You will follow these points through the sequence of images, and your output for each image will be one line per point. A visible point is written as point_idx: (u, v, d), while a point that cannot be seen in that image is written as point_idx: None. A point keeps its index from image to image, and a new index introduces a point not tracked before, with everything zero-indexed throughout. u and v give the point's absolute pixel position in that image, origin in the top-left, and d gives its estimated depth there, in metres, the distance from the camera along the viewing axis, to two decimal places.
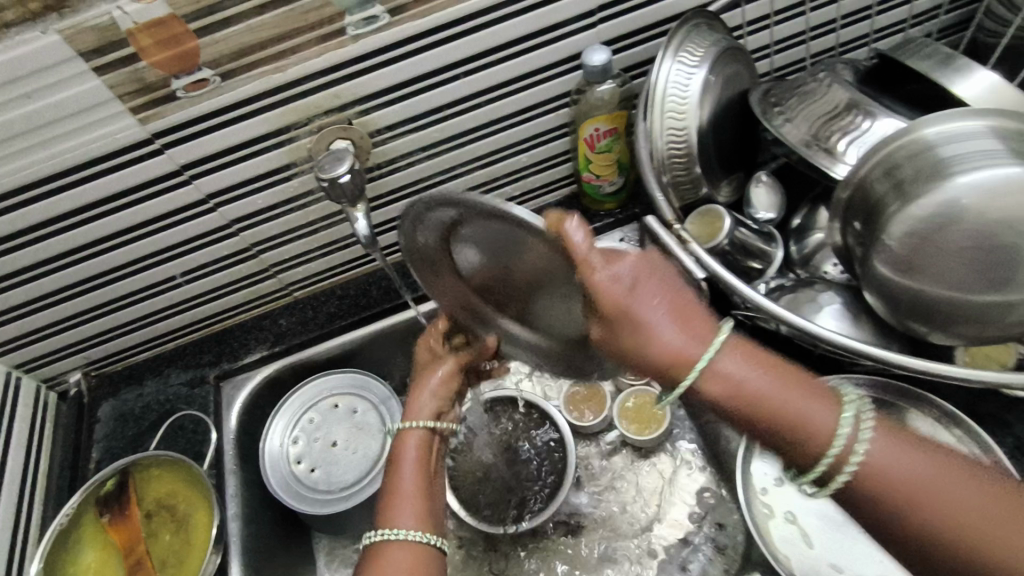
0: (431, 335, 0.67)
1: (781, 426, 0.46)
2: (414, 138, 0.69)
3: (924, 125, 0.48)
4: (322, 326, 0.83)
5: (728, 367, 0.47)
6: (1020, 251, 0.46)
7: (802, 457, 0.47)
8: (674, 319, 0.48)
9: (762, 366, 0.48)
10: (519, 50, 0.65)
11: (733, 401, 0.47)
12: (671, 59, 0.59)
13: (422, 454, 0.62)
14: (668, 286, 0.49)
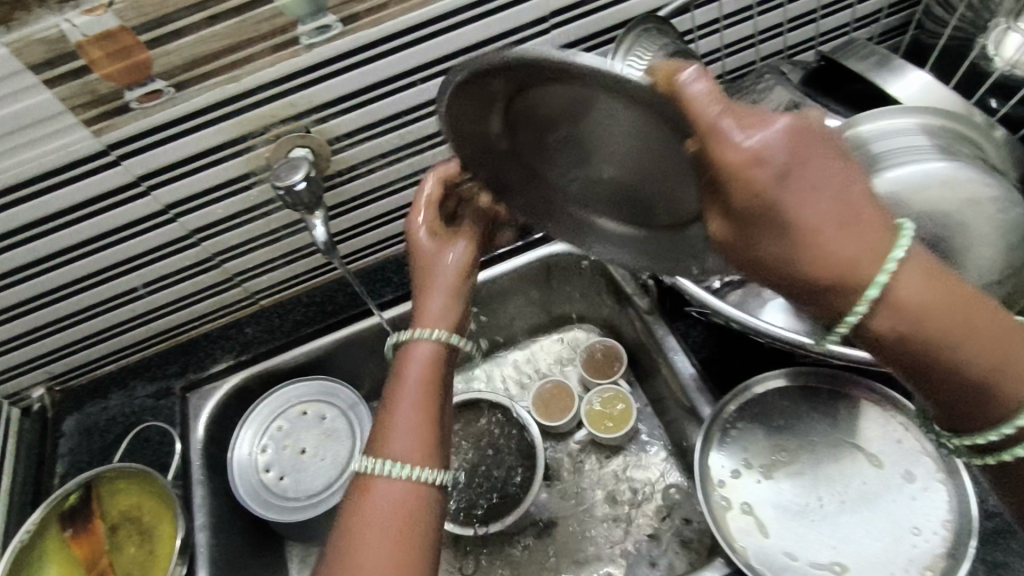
0: (427, 211, 0.63)
1: (976, 367, 0.40)
2: (373, 145, 0.70)
3: (857, 122, 0.49)
4: (288, 334, 0.84)
5: (916, 293, 0.39)
6: (946, 246, 0.46)
7: (980, 408, 0.42)
8: (833, 220, 0.38)
9: (953, 289, 0.40)
10: (473, 56, 0.67)
11: (915, 341, 0.40)
12: (622, 62, 0.61)
13: (428, 369, 0.58)
14: (830, 167, 0.38)
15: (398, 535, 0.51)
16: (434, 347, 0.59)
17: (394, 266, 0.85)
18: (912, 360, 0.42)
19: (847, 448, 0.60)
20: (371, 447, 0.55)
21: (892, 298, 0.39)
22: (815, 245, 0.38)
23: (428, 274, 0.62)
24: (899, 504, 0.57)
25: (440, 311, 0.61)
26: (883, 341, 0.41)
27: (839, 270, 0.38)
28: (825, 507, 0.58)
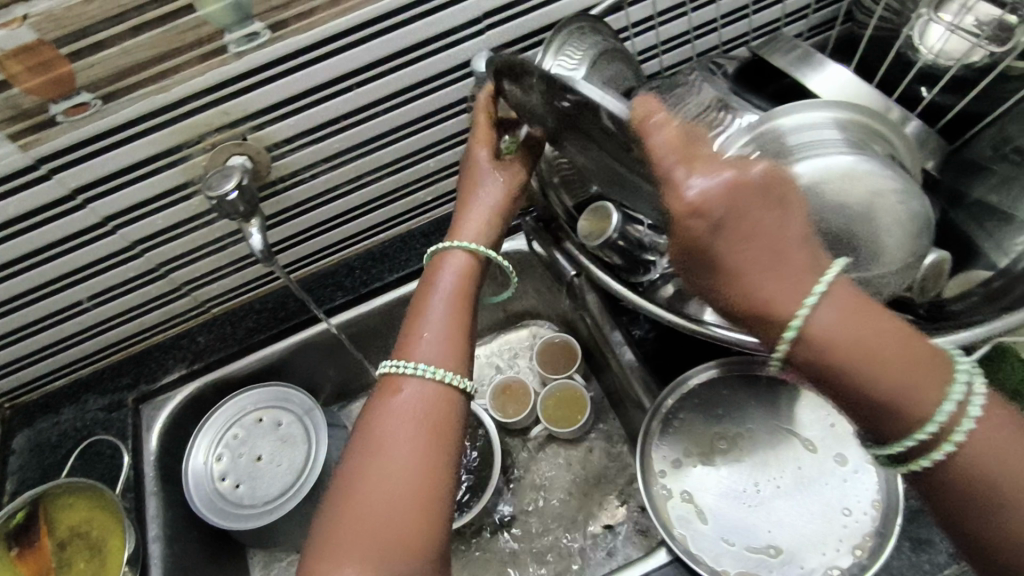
0: (483, 130, 0.62)
1: (893, 399, 0.38)
2: (314, 150, 0.70)
3: (771, 119, 0.50)
4: (240, 342, 0.83)
5: (830, 323, 0.38)
6: (857, 240, 0.46)
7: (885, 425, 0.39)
8: (761, 261, 0.38)
9: (882, 316, 0.38)
10: (409, 59, 0.67)
11: (831, 371, 0.38)
12: (552, 61, 0.61)
13: (460, 283, 0.58)
14: (773, 217, 0.39)
15: (423, 441, 0.50)
16: (467, 260, 0.59)
17: (345, 269, 0.85)
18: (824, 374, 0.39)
19: (783, 433, 0.62)
20: (397, 350, 0.56)
21: (810, 331, 0.38)
22: (743, 285, 0.39)
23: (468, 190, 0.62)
24: (832, 487, 0.59)
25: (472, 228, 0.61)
26: (797, 367, 0.39)
27: (760, 306, 0.39)
28: (761, 492, 0.60)
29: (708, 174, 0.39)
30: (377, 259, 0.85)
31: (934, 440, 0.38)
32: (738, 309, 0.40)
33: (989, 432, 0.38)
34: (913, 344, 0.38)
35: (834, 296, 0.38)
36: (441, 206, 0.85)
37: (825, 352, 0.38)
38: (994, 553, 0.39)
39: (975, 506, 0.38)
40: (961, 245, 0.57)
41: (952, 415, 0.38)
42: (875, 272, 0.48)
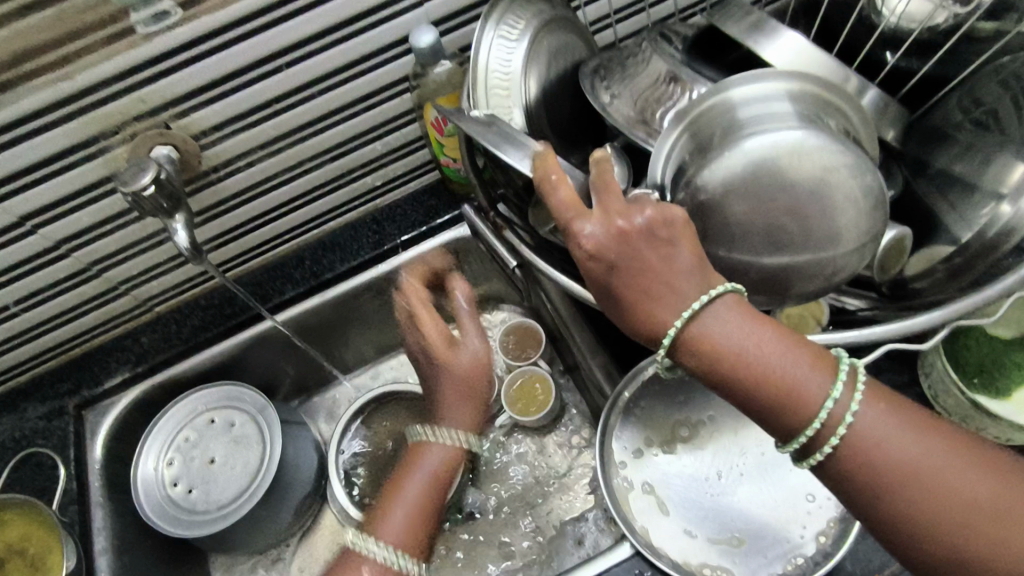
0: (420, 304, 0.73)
1: (775, 400, 0.41)
2: (245, 137, 0.66)
3: (725, 88, 0.46)
4: (186, 340, 0.79)
5: (714, 329, 0.41)
6: (816, 218, 0.44)
7: (782, 423, 0.42)
8: (648, 293, 0.42)
9: (765, 325, 0.42)
10: (341, 37, 0.62)
11: (717, 376, 0.42)
12: (492, 34, 0.57)
13: (439, 468, 0.67)
14: (662, 257, 0.42)
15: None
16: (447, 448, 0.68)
17: (294, 261, 0.81)
18: (721, 377, 0.42)
19: (744, 419, 0.60)
20: (365, 525, 0.63)
21: (694, 334, 0.41)
22: (636, 314, 0.43)
23: (448, 391, 0.70)
24: (794, 472, 0.57)
25: (462, 416, 0.70)
26: (690, 370, 0.43)
27: (653, 334, 0.42)
28: (723, 479, 0.59)
29: (603, 221, 0.43)
30: (327, 250, 0.81)
31: (822, 435, 0.41)
32: (639, 333, 0.43)
33: (873, 425, 0.40)
34: (793, 350, 0.41)
35: (716, 307, 0.42)
36: (394, 191, 0.82)
37: (710, 357, 0.41)
38: (893, 539, 0.41)
39: (869, 497, 0.41)
40: (923, 219, 0.55)
41: (835, 412, 0.41)
42: (831, 253, 0.45)
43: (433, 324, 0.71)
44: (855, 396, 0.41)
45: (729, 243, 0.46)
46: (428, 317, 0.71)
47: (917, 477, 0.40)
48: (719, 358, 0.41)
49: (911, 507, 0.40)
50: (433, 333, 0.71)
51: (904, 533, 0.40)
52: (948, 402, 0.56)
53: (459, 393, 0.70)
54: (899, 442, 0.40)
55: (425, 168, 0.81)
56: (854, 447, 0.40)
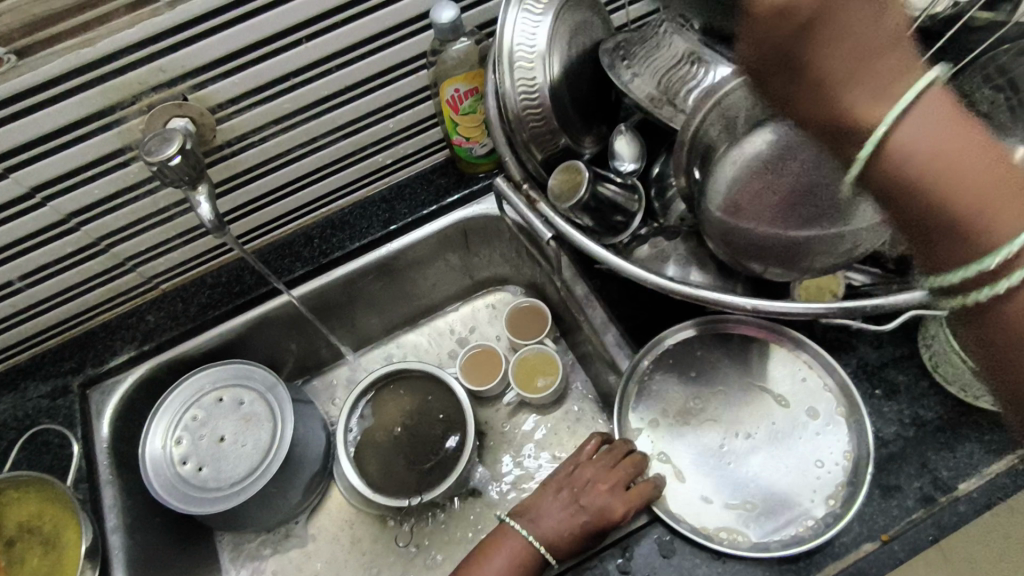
0: (604, 471, 0.60)
1: (962, 220, 0.33)
2: (263, 111, 0.65)
3: None
4: (194, 319, 0.78)
5: (914, 131, 0.34)
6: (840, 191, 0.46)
7: (954, 256, 0.34)
8: (848, 60, 0.36)
9: (975, 137, 0.34)
10: (365, 10, 0.62)
11: (890, 193, 0.36)
12: (517, 9, 0.60)
13: (517, 560, 0.57)
14: (871, 15, 0.35)
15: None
16: (530, 543, 0.58)
17: (302, 239, 0.80)
18: (907, 193, 0.35)
19: (754, 391, 0.63)
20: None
21: (889, 133, 0.34)
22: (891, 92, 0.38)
23: (565, 517, 0.59)
24: (804, 441, 0.59)
25: (554, 525, 0.58)
26: (874, 186, 0.36)
27: (838, 115, 0.36)
28: (737, 448, 0.61)
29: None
30: (336, 227, 0.81)
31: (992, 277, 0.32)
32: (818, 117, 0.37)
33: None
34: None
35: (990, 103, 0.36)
36: (404, 170, 0.82)
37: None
38: None
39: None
40: None
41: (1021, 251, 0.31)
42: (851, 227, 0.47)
43: (612, 489, 0.58)
44: None
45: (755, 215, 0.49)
46: (615, 469, 0.60)
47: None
48: (916, 163, 0.34)
49: None
50: (604, 478, 0.59)
51: None
52: (950, 371, 0.58)
53: (572, 522, 0.58)
54: None
55: (435, 146, 0.81)
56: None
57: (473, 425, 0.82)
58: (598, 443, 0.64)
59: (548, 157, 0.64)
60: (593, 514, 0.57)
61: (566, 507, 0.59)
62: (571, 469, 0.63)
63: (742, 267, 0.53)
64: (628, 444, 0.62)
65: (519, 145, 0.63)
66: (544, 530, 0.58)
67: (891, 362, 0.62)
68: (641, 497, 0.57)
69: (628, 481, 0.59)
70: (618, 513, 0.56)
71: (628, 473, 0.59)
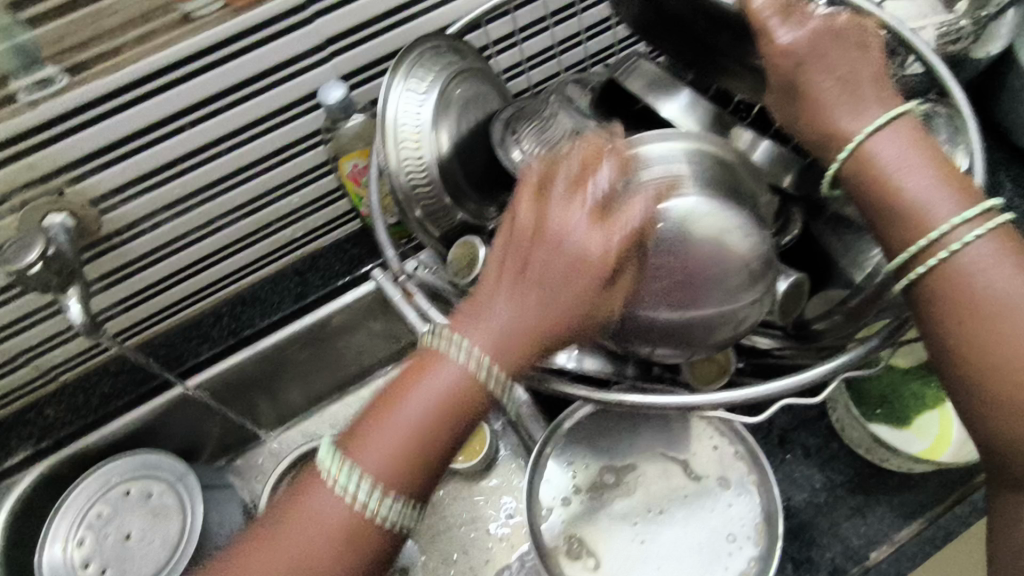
0: (559, 171, 0.44)
1: (904, 214, 0.42)
2: (153, 197, 0.63)
3: (638, 143, 0.46)
4: (95, 411, 0.75)
5: (881, 144, 0.43)
6: (716, 276, 0.45)
7: (898, 241, 0.42)
8: (834, 92, 0.44)
9: (927, 154, 0.42)
10: (251, 92, 0.61)
11: (860, 192, 0.44)
12: (401, 88, 0.59)
13: (453, 396, 0.43)
14: (851, 57, 0.44)
15: (347, 525, 0.42)
16: (464, 369, 0.43)
17: (211, 318, 0.77)
18: (865, 191, 0.43)
19: (666, 464, 0.61)
20: (347, 435, 0.44)
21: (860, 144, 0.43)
22: (815, 121, 0.45)
23: (534, 256, 0.43)
24: (715, 513, 0.59)
25: (504, 310, 0.43)
26: (847, 189, 0.45)
27: (824, 131, 0.45)
28: (651, 524, 0.59)
29: (795, 25, 0.45)
30: (245, 304, 0.78)
31: (926, 254, 0.41)
32: (812, 132, 0.45)
33: (980, 256, 0.40)
34: (944, 184, 0.41)
35: (893, 126, 0.43)
36: (317, 241, 0.80)
37: (862, 177, 0.43)
38: (951, 380, 0.42)
39: (947, 325, 0.41)
40: (821, 262, 0.56)
41: (947, 238, 0.40)
42: (729, 309, 0.47)
43: (590, 224, 0.42)
44: (979, 228, 0.40)
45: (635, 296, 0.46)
46: (585, 165, 0.43)
47: (1013, 322, 0.39)
48: (877, 169, 0.42)
49: (961, 336, 0.40)
50: (559, 206, 0.43)
51: (962, 368, 0.40)
52: (853, 433, 0.58)
53: (528, 306, 0.43)
54: (994, 279, 0.39)
55: (347, 216, 0.79)
56: (952, 277, 0.40)
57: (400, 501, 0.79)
58: (543, 165, 0.45)
59: (446, 234, 0.62)
60: (562, 264, 0.42)
61: (521, 292, 0.43)
62: (509, 236, 0.44)
63: (628, 351, 0.51)
64: (613, 154, 0.44)
65: (412, 223, 0.61)
66: (491, 335, 0.43)
67: (801, 425, 0.62)
68: (615, 252, 0.42)
69: (591, 181, 0.43)
70: (597, 252, 0.42)
71: (593, 168, 0.43)
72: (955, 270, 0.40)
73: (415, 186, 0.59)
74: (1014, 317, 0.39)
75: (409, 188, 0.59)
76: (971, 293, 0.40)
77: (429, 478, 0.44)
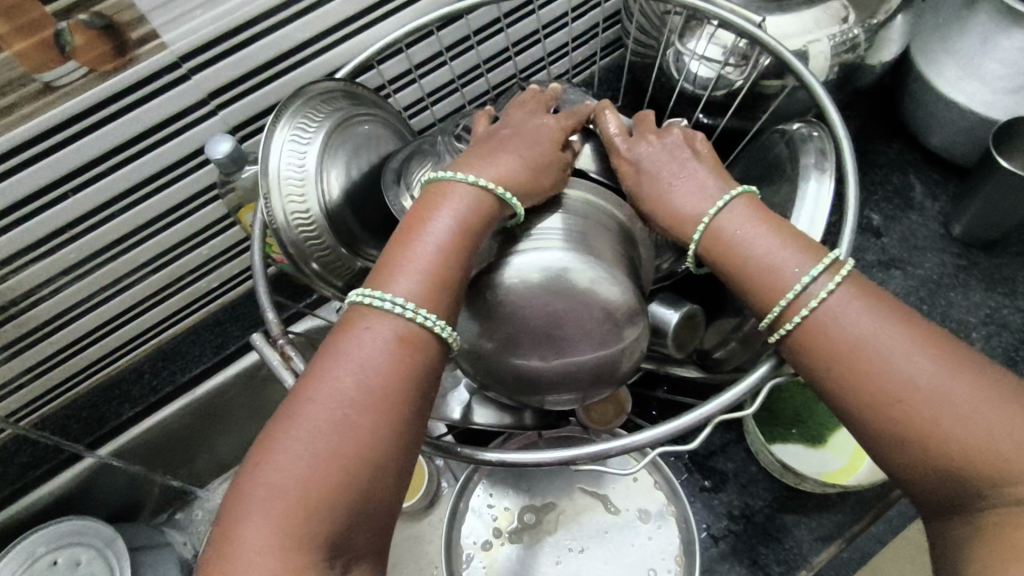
0: (529, 94, 0.52)
1: (759, 282, 0.42)
2: (48, 263, 0.61)
3: None
4: (12, 483, 0.72)
5: (729, 218, 0.44)
6: (589, 324, 0.45)
7: (761, 302, 0.43)
8: (673, 175, 0.47)
9: (775, 221, 0.44)
10: (137, 152, 0.60)
11: (721, 262, 0.45)
12: (282, 138, 0.57)
13: (469, 225, 0.43)
14: (687, 157, 0.48)
15: (394, 353, 0.39)
16: (475, 189, 0.44)
17: (132, 375, 0.75)
18: (723, 264, 0.44)
19: (585, 500, 0.60)
20: (370, 279, 0.42)
21: (711, 222, 0.45)
22: (663, 204, 0.47)
23: (505, 130, 0.49)
24: (636, 547, 0.58)
25: (497, 160, 0.46)
26: (709, 263, 0.46)
27: (675, 220, 0.46)
28: (572, 563, 0.58)
29: (635, 140, 0.50)
30: (168, 358, 0.77)
31: (788, 313, 0.41)
32: (668, 220, 0.47)
33: (837, 305, 0.40)
34: (788, 247, 0.42)
35: (737, 201, 0.45)
36: (238, 287, 0.79)
37: (718, 248, 0.44)
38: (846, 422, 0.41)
39: (825, 369, 0.40)
40: (718, 290, 0.55)
41: (802, 298, 0.41)
42: (608, 354, 0.46)
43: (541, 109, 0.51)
44: (832, 280, 0.40)
45: (508, 352, 0.46)
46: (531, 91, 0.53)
47: (871, 361, 0.39)
48: (731, 242, 0.44)
49: (838, 378, 0.40)
50: (522, 105, 0.51)
51: (850, 410, 0.40)
52: (768, 461, 0.57)
53: (514, 156, 0.46)
54: (853, 319, 0.40)
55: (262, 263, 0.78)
56: (814, 326, 0.40)
57: None
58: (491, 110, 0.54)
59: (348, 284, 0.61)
60: (535, 121, 0.49)
61: (506, 148, 0.47)
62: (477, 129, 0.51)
63: (523, 403, 0.50)
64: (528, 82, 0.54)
65: (308, 275, 0.59)
66: (492, 175, 0.45)
67: (719, 450, 0.62)
68: (561, 126, 0.49)
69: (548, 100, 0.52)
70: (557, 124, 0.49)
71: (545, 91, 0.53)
72: (817, 321, 0.40)
73: (299, 240, 0.57)
74: (883, 352, 0.39)
75: (298, 241, 0.57)
76: (837, 336, 0.40)
77: (461, 295, 0.43)
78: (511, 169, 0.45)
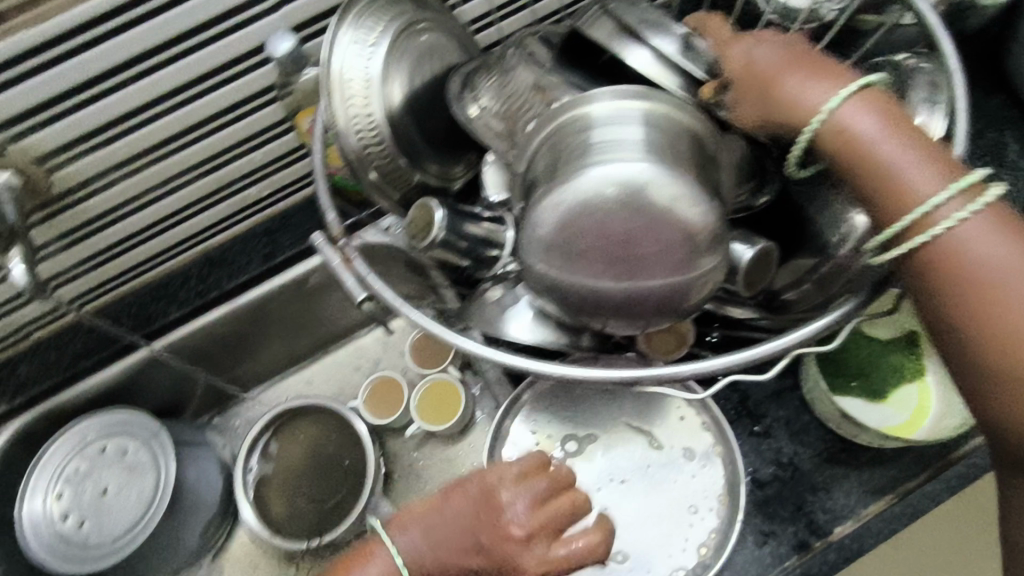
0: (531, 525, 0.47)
1: (882, 186, 0.42)
2: (104, 154, 0.61)
3: (591, 101, 0.45)
4: (66, 370, 0.75)
5: (855, 113, 0.43)
6: (665, 246, 0.43)
7: (885, 212, 0.42)
8: (795, 65, 0.45)
9: (903, 125, 0.42)
10: (197, 44, 0.58)
11: (841, 159, 0.43)
12: (346, 39, 0.55)
13: None
14: (806, 56, 0.46)
15: None
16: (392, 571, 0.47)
17: (181, 278, 0.76)
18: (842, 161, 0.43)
19: (630, 434, 0.60)
20: None
21: (835, 113, 0.43)
22: (782, 93, 0.44)
23: (471, 549, 0.47)
24: (679, 483, 0.57)
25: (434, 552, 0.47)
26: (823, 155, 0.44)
27: (796, 109, 0.44)
28: (611, 493, 0.58)
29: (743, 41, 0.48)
30: (216, 264, 0.77)
31: (917, 227, 0.40)
32: (787, 107, 0.44)
33: (971, 233, 0.39)
34: (921, 156, 0.41)
35: (863, 96, 0.43)
36: (287, 199, 0.78)
37: (841, 144, 0.43)
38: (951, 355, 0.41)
39: (945, 299, 0.40)
40: (797, 228, 0.52)
41: (936, 214, 0.40)
42: (682, 278, 0.44)
43: (527, 539, 0.46)
44: (970, 203, 0.39)
45: (575, 266, 0.44)
46: (539, 509, 0.47)
47: (1000, 296, 0.39)
48: (856, 139, 0.42)
49: (960, 309, 0.40)
50: (516, 502, 0.47)
51: (962, 342, 0.40)
52: (824, 408, 0.56)
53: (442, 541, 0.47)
54: (990, 252, 0.39)
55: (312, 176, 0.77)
56: (944, 252, 0.39)
57: (372, 458, 0.77)
58: (494, 476, 0.48)
59: (406, 196, 0.60)
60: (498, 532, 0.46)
61: (459, 533, 0.47)
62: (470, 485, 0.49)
63: (584, 323, 0.48)
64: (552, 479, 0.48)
65: (367, 184, 0.58)
66: (414, 553, 0.47)
67: (772, 396, 0.61)
68: (525, 530, 0.46)
69: (556, 528, 0.47)
70: (524, 531, 0.46)
71: (558, 515, 0.47)
72: (949, 246, 0.39)
73: (362, 148, 0.56)
74: (1013, 289, 0.39)
75: (360, 148, 0.56)
76: (967, 266, 0.39)
77: None
78: (417, 556, 0.47)
